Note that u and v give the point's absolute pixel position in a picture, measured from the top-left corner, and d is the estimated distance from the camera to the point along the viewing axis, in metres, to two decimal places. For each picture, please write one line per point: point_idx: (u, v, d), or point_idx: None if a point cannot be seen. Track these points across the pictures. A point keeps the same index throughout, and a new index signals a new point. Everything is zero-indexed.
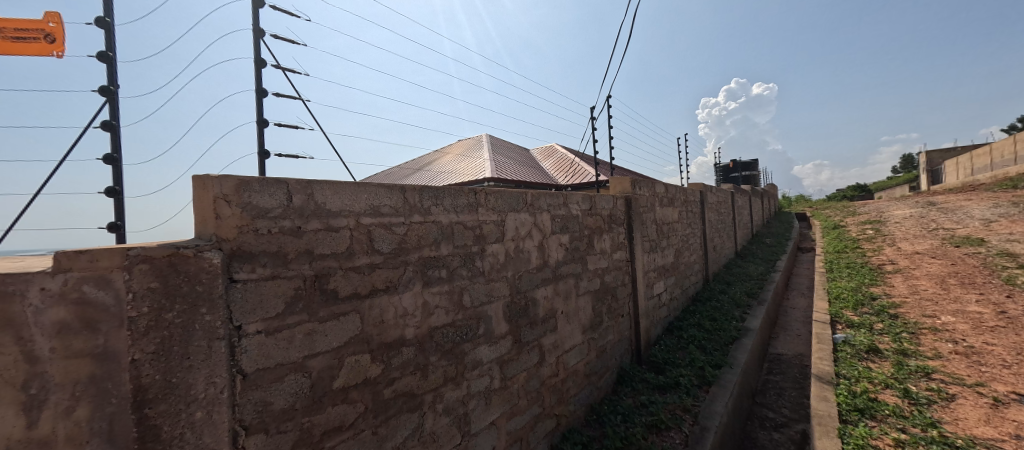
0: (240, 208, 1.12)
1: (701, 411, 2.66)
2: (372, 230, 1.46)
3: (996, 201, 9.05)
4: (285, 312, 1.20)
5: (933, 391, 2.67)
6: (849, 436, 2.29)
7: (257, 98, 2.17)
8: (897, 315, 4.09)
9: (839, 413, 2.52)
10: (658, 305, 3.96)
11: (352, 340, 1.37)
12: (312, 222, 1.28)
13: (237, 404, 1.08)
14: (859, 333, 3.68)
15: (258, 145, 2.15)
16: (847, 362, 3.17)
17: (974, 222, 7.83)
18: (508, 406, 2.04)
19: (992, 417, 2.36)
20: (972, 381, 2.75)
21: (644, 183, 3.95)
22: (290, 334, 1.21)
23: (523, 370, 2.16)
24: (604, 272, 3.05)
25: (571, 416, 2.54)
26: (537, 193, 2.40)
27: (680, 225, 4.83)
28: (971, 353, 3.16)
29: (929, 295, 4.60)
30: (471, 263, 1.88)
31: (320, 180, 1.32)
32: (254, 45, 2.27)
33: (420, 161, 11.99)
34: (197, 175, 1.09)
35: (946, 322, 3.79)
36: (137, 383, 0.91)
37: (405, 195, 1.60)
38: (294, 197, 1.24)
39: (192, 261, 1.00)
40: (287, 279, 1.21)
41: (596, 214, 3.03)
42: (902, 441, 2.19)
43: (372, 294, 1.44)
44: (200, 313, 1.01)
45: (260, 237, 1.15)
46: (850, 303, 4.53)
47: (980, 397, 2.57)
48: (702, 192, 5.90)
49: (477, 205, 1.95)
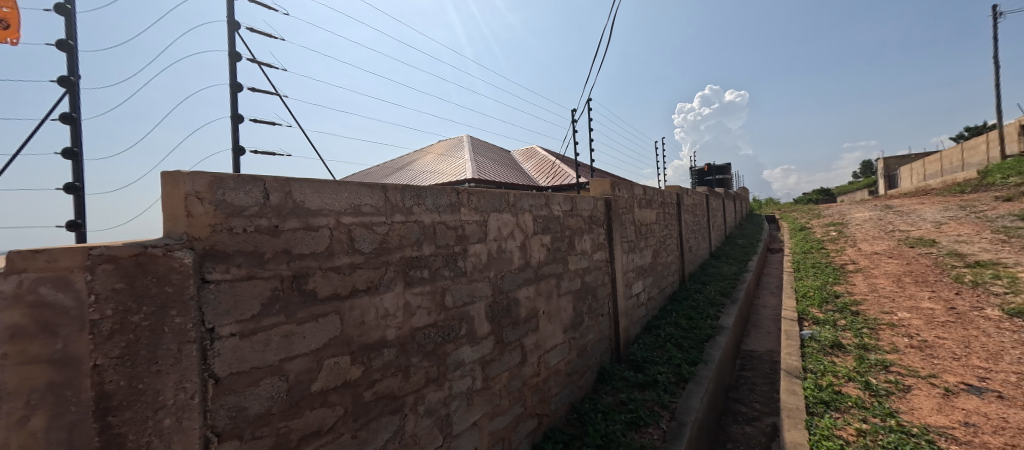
0: (213, 206, 1.08)
1: (678, 407, 2.73)
2: (353, 229, 1.43)
3: (945, 205, 9.70)
4: (261, 313, 1.16)
5: (891, 383, 2.83)
6: (816, 427, 2.40)
7: (231, 93, 2.09)
8: (858, 312, 4.32)
9: (807, 405, 2.64)
10: (636, 305, 4.04)
11: (331, 342, 1.34)
12: (290, 221, 1.25)
13: (208, 409, 1.04)
14: (825, 330, 3.87)
15: (231, 141, 2.08)
16: (814, 357, 3.32)
17: (926, 224, 8.36)
18: (491, 406, 2.04)
19: (944, 406, 2.52)
20: (926, 373, 2.94)
21: (623, 185, 4.03)
22: (266, 336, 1.17)
23: (505, 370, 2.17)
24: (585, 272, 3.09)
25: (553, 415, 2.56)
26: (519, 194, 2.42)
27: (658, 226, 4.96)
28: (925, 346, 3.37)
29: (887, 293, 4.88)
30: (453, 263, 1.87)
31: (299, 178, 1.29)
32: (227, 38, 2.19)
33: (400, 161, 11.82)
34: (166, 172, 1.05)
35: (902, 318, 4.03)
36: (99, 389, 0.86)
37: (387, 194, 1.58)
38: (270, 195, 1.21)
39: (161, 260, 0.96)
40: (264, 280, 1.17)
41: (577, 215, 3.07)
42: (863, 430, 2.31)
43: (353, 295, 1.41)
44: (170, 315, 0.97)
45: (235, 236, 1.11)
46: (816, 301, 4.76)
47: (933, 387, 2.74)
48: (679, 195, 6.07)
49: (460, 204, 1.94)
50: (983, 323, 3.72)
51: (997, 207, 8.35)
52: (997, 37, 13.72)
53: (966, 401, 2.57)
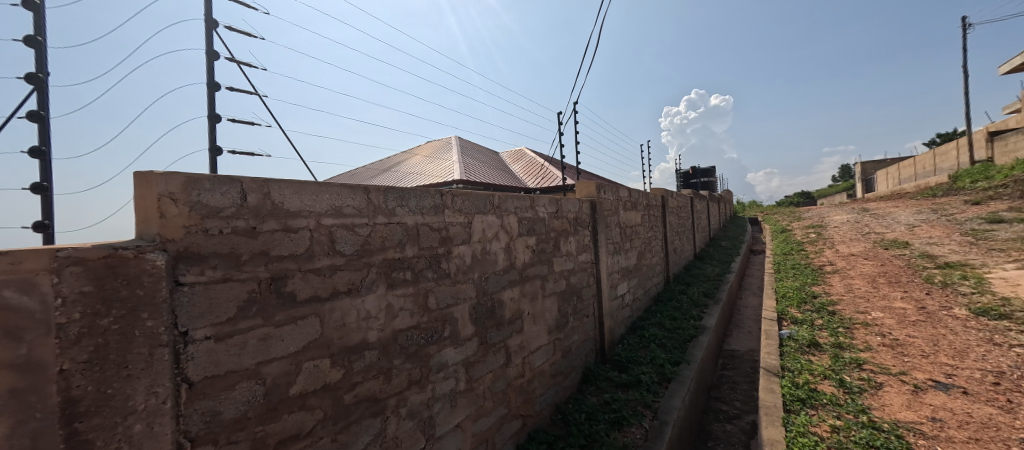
0: (188, 207, 1.06)
1: (660, 406, 2.78)
2: (333, 231, 1.42)
3: (918, 208, 10.06)
4: (237, 316, 1.15)
5: (864, 380, 2.93)
6: (792, 424, 2.47)
7: (208, 92, 2.05)
8: (835, 312, 4.46)
9: (783, 403, 2.71)
10: (621, 306, 4.09)
11: (310, 345, 1.32)
12: (269, 222, 1.24)
13: (181, 415, 1.02)
14: (802, 329, 3.98)
15: (209, 141, 2.04)
16: (791, 356, 3.41)
17: (900, 227, 8.66)
18: (474, 408, 2.04)
19: (913, 402, 2.62)
20: (896, 370, 3.05)
21: (608, 188, 4.08)
22: (242, 340, 1.16)
23: (489, 371, 2.17)
24: (570, 274, 3.12)
25: (537, 416, 2.58)
26: (504, 196, 2.43)
27: (643, 228, 5.03)
28: (896, 344, 3.50)
29: (862, 293, 5.04)
30: (437, 265, 1.87)
31: (278, 178, 1.28)
32: (205, 36, 2.15)
33: (387, 162, 11.72)
34: (139, 172, 1.03)
35: (876, 317, 4.17)
36: (66, 395, 0.84)
37: (369, 195, 1.57)
38: (248, 196, 1.19)
39: (133, 262, 0.94)
40: (240, 282, 1.15)
41: (562, 217, 3.10)
42: (837, 426, 2.39)
43: (333, 297, 1.40)
44: (141, 318, 0.95)
45: (211, 238, 1.10)
46: (795, 301, 4.88)
47: (903, 384, 2.84)
48: (664, 197, 6.16)
49: (444, 206, 1.94)
50: (951, 322, 3.87)
51: (966, 210, 8.70)
52: (966, 48, 14.32)
53: (933, 397, 2.68)
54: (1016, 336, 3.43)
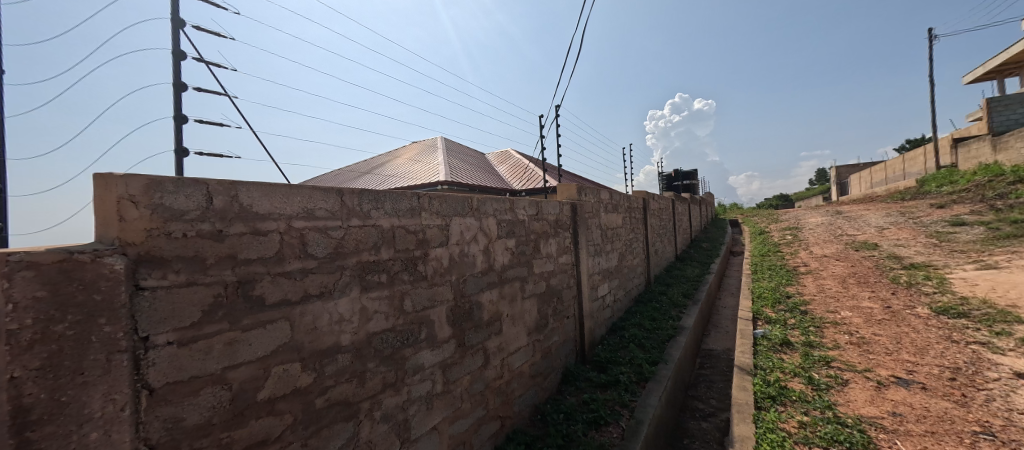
0: (150, 210, 1.04)
1: (637, 406, 2.82)
2: (305, 234, 1.41)
3: (888, 211, 10.48)
4: (202, 320, 1.13)
5: (831, 377, 3.04)
6: (762, 420, 2.55)
7: (176, 93, 2.01)
8: (807, 311, 4.61)
9: (755, 400, 2.80)
10: (602, 307, 4.15)
11: (280, 349, 1.31)
12: (236, 225, 1.22)
13: (141, 422, 1.00)
14: (775, 328, 4.11)
15: (177, 142, 2.00)
16: (764, 354, 3.52)
17: (870, 229, 9.01)
18: (451, 410, 2.04)
19: (876, 398, 2.73)
20: (862, 367, 3.18)
21: (589, 190, 4.14)
22: (207, 345, 1.14)
23: (466, 373, 2.18)
24: (550, 275, 3.15)
25: (516, 417, 2.59)
26: (483, 198, 2.44)
27: (624, 230, 5.11)
28: (862, 343, 3.64)
29: (833, 293, 5.22)
30: (413, 267, 1.87)
31: (246, 180, 1.26)
32: (173, 35, 2.10)
33: (371, 164, 11.59)
34: (98, 174, 1.01)
35: (845, 317, 4.33)
36: (16, 403, 0.81)
37: (343, 198, 1.57)
38: (214, 198, 1.17)
39: (90, 267, 0.92)
40: (205, 286, 1.14)
41: (542, 219, 3.13)
42: (804, 422, 2.48)
43: (304, 301, 1.39)
44: (98, 324, 0.93)
45: (174, 241, 1.08)
46: (770, 301, 5.03)
47: (867, 381, 2.96)
48: (645, 200, 6.27)
49: (420, 209, 1.94)
50: (914, 321, 4.05)
51: (931, 214, 9.10)
52: (932, 58, 14.99)
53: (895, 392, 2.80)
54: (973, 333, 3.61)
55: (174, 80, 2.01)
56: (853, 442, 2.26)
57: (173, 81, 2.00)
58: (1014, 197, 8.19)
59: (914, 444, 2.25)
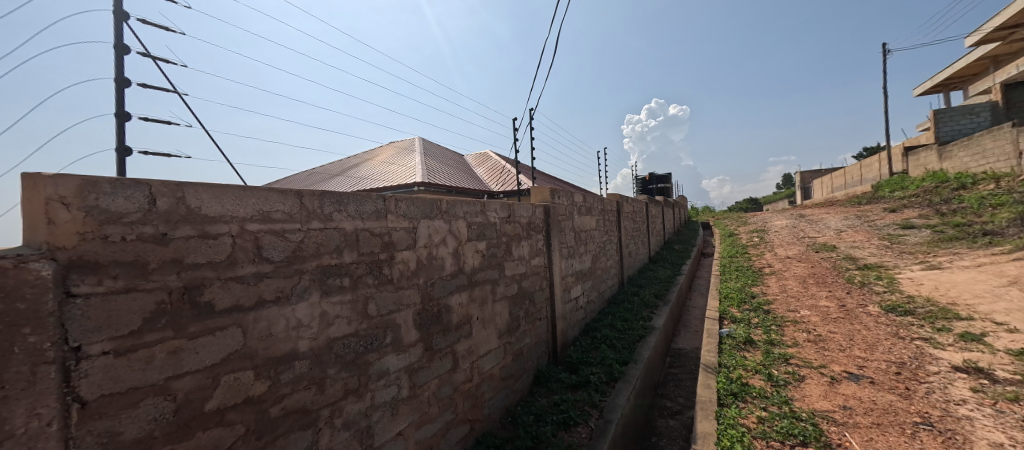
0: (83, 212, 0.99)
1: (606, 405, 2.87)
2: (260, 237, 1.37)
3: (846, 214, 11.07)
4: (143, 328, 1.07)
5: (789, 373, 3.19)
6: (724, 417, 2.64)
7: (118, 88, 1.90)
8: (769, 311, 4.81)
9: (718, 397, 2.90)
10: (575, 308, 4.19)
11: (231, 357, 1.26)
12: (182, 228, 1.17)
13: (72, 437, 0.94)
14: (740, 328, 4.27)
15: (119, 141, 1.89)
16: (729, 353, 3.65)
17: (830, 232, 9.50)
18: (418, 415, 2.02)
19: (829, 392, 2.88)
20: (818, 364, 3.34)
21: (563, 193, 4.18)
22: (149, 354, 1.09)
23: (434, 377, 2.16)
24: (522, 277, 3.17)
25: (486, 420, 2.58)
26: (452, 201, 2.43)
27: (598, 232, 5.19)
28: (819, 340, 3.83)
29: (794, 293, 5.47)
30: (378, 271, 1.84)
31: (193, 181, 1.21)
32: (117, 28, 1.99)
33: (345, 165, 11.32)
34: (25, 174, 0.95)
35: (803, 315, 4.55)
36: None
37: (303, 200, 1.53)
38: (158, 200, 1.12)
39: (13, 272, 0.85)
40: (147, 292, 1.08)
41: (514, 222, 3.14)
42: (762, 417, 2.58)
43: (258, 306, 1.35)
44: (22, 334, 0.86)
45: (112, 245, 1.03)
46: (735, 301, 5.22)
47: (822, 376, 3.12)
48: (619, 203, 6.40)
49: (386, 211, 1.92)
50: (866, 318, 4.30)
51: (884, 217, 9.67)
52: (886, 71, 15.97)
53: (846, 386, 2.96)
54: (917, 330, 3.85)
55: (116, 75, 1.90)
56: (806, 435, 2.37)
57: (115, 77, 1.90)
58: (956, 202, 8.81)
59: (862, 435, 2.39)
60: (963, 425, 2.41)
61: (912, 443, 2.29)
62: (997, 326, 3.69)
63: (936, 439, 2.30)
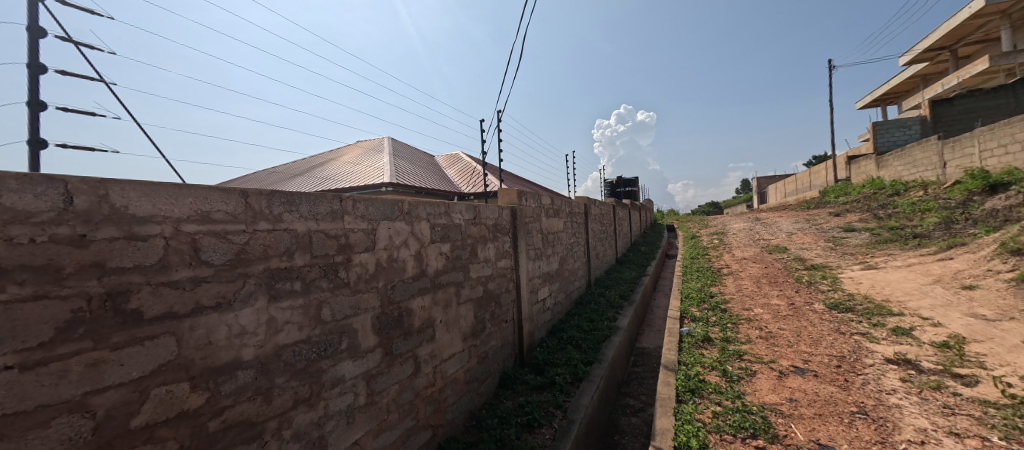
0: None
1: (570, 405, 2.90)
2: (198, 239, 1.28)
3: (796, 218, 11.81)
4: (56, 339, 0.98)
5: (742, 369, 3.35)
6: (681, 413, 2.73)
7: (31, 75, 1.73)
8: (726, 310, 5.04)
9: (677, 394, 3.00)
10: (542, 310, 4.22)
11: (162, 369, 1.17)
12: (105, 229, 1.08)
13: None
14: (699, 326, 4.44)
15: (31, 133, 1.71)
16: (688, 351, 3.79)
17: (782, 234, 10.09)
18: (376, 423, 1.96)
19: (777, 386, 3.05)
20: (768, 359, 3.53)
21: (530, 195, 4.20)
22: (63, 367, 0.99)
23: (394, 383, 2.10)
24: (487, 279, 3.15)
25: (449, 425, 2.54)
26: (415, 202, 2.38)
27: (565, 234, 5.26)
28: (770, 336, 4.05)
29: (749, 292, 5.77)
30: (333, 274, 1.77)
31: (119, 178, 1.12)
32: (30, 9, 1.81)
33: (308, 164, 10.88)
34: None
35: (757, 313, 4.80)
36: None
37: (248, 200, 1.44)
38: (76, 199, 1.03)
39: None
40: (61, 300, 0.99)
41: (480, 224, 3.12)
42: (717, 412, 2.70)
43: (195, 313, 1.26)
44: None
45: (17, 248, 0.93)
46: (695, 300, 5.44)
47: (772, 371, 3.30)
48: (586, 205, 6.51)
49: (342, 212, 1.85)
50: (812, 315, 4.59)
51: (830, 221, 10.39)
52: (832, 85, 17.19)
53: (793, 380, 3.14)
54: (856, 325, 4.16)
55: (28, 61, 1.73)
56: (756, 428, 2.50)
57: (26, 62, 1.72)
58: (891, 207, 9.60)
59: (805, 426, 2.54)
60: (892, 412, 2.62)
61: (849, 431, 2.46)
62: (924, 321, 4.04)
63: (870, 427, 2.48)
